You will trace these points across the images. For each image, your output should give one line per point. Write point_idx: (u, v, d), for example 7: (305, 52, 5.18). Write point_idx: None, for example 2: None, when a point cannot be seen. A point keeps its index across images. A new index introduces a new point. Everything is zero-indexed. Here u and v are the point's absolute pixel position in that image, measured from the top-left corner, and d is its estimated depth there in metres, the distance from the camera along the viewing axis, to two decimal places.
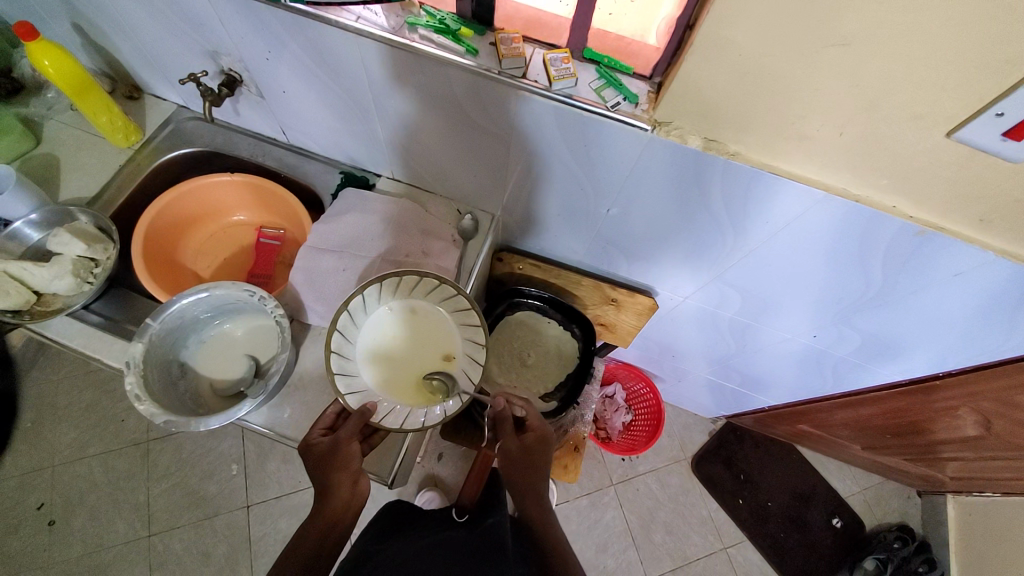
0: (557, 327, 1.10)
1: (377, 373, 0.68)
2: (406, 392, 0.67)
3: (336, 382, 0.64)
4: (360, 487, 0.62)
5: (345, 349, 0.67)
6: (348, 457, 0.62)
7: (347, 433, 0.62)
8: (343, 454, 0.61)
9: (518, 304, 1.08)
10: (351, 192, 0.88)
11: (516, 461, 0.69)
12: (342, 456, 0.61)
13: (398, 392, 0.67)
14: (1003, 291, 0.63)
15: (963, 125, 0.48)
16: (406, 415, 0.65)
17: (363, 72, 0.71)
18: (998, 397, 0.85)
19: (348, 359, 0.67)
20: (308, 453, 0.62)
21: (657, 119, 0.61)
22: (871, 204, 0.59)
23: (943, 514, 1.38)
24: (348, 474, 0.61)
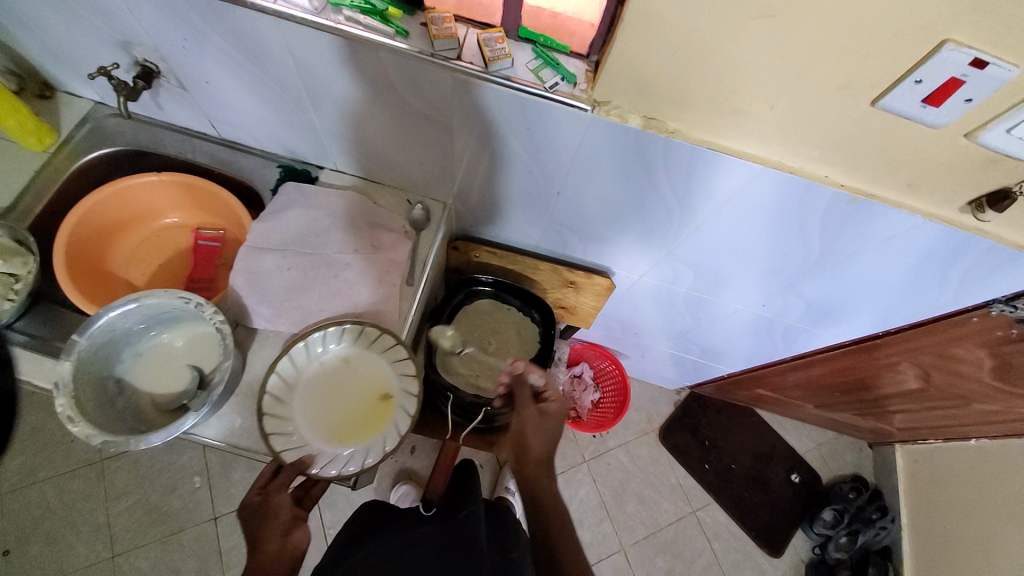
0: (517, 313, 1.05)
1: (317, 426, 0.68)
2: (350, 438, 0.68)
3: (273, 442, 0.65)
4: (293, 540, 0.58)
5: (280, 409, 0.68)
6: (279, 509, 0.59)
7: (277, 485, 0.61)
8: (273, 507, 0.59)
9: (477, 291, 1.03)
10: (291, 186, 0.83)
11: (533, 428, 0.75)
12: (271, 509, 0.59)
13: (341, 441, 0.67)
14: (932, 251, 0.66)
15: (886, 93, 0.49)
16: (348, 461, 0.66)
17: (291, 59, 0.67)
18: (935, 351, 0.91)
19: (285, 418, 0.67)
20: (240, 517, 0.59)
21: (596, 99, 0.60)
22: (805, 174, 0.61)
23: (892, 462, 1.47)
24: (278, 526, 0.58)
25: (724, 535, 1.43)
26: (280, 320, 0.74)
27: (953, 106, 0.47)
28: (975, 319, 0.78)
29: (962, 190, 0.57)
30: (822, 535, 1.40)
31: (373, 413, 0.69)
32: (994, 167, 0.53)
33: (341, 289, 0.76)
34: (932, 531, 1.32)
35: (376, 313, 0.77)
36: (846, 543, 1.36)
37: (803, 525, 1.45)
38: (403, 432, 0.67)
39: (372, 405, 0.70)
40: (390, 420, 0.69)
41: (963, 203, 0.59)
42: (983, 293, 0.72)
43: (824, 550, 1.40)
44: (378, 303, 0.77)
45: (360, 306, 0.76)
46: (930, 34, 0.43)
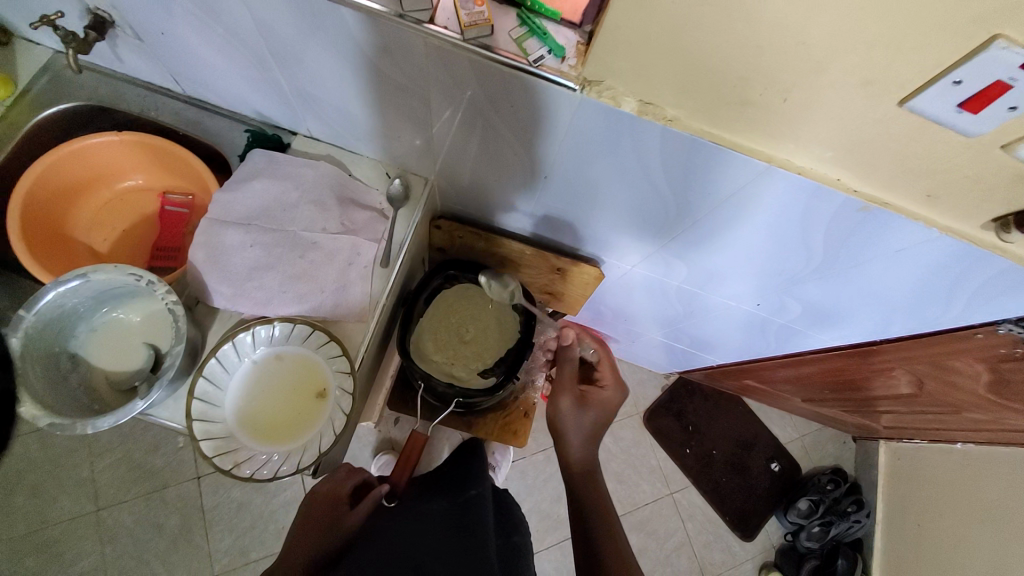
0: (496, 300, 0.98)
1: (248, 428, 0.66)
2: (282, 438, 0.66)
3: (203, 448, 0.63)
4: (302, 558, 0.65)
5: (210, 414, 0.65)
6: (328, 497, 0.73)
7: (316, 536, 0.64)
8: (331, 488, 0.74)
9: (456, 276, 0.97)
10: (259, 152, 0.76)
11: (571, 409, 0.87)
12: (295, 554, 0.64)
13: (274, 442, 0.66)
14: (946, 266, 0.61)
15: (916, 93, 0.42)
16: (282, 462, 0.65)
17: (249, 14, 0.60)
18: (933, 360, 0.87)
19: (213, 422, 0.65)
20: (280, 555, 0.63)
21: (586, 78, 0.53)
22: (814, 177, 0.54)
23: (873, 457, 1.47)
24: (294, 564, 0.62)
25: (699, 517, 1.44)
26: (240, 302, 0.69)
27: (994, 114, 0.41)
28: (979, 335, 0.74)
29: (988, 205, 0.51)
30: (796, 523, 1.41)
31: (306, 412, 0.68)
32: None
33: (308, 270, 0.71)
34: (906, 527, 1.33)
35: (344, 299, 0.72)
36: (818, 533, 1.38)
37: (777, 512, 1.46)
38: (337, 431, 0.68)
39: (306, 403, 0.68)
40: (324, 419, 0.68)
41: (987, 219, 0.53)
42: (992, 311, 0.67)
43: (797, 538, 1.41)
44: (348, 288, 0.73)
45: (328, 291, 0.72)
46: (979, 28, 0.36)
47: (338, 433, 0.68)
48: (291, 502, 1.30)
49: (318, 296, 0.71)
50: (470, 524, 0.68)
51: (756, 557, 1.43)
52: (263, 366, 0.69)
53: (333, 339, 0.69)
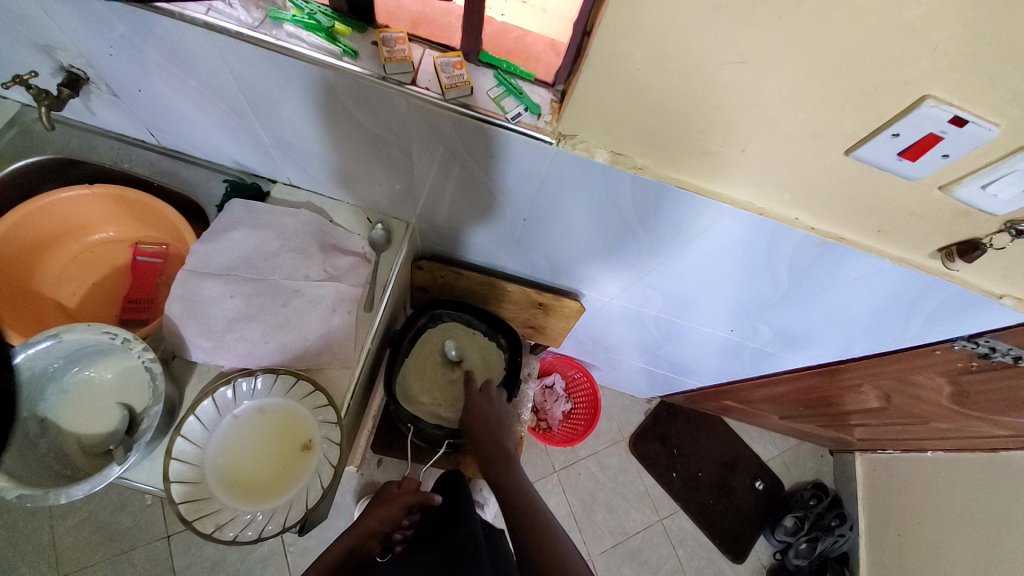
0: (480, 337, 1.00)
1: (230, 489, 0.64)
2: (267, 497, 0.64)
3: (181, 511, 0.60)
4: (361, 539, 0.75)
5: (189, 474, 0.63)
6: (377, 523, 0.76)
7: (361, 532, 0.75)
8: (383, 513, 0.77)
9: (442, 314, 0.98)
10: (237, 202, 0.76)
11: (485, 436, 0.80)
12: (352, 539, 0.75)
13: (259, 501, 0.64)
14: (899, 292, 0.65)
15: (861, 144, 0.46)
16: (267, 521, 0.63)
17: (231, 73, 0.61)
18: (897, 376, 0.92)
19: (194, 483, 0.63)
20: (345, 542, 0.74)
21: (561, 132, 0.56)
22: (774, 217, 0.59)
23: (851, 470, 1.52)
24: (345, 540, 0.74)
25: (689, 542, 1.44)
26: (220, 355, 0.68)
27: (930, 161, 0.45)
28: (938, 352, 0.79)
29: (932, 238, 0.56)
30: (783, 541, 1.43)
31: (292, 467, 0.67)
32: (963, 219, 0.52)
33: (290, 320, 0.71)
34: (888, 537, 1.36)
35: (329, 346, 0.72)
36: (806, 549, 1.39)
37: (764, 531, 1.48)
38: (325, 484, 0.66)
39: (290, 457, 0.67)
40: (310, 472, 0.66)
41: (933, 250, 0.58)
42: (944, 330, 0.72)
43: (784, 556, 1.43)
44: (331, 335, 0.72)
45: (312, 339, 0.71)
46: (910, 89, 0.41)
47: (325, 485, 0.66)
48: (270, 557, 1.24)
49: (301, 345, 0.70)
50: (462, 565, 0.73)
51: None
52: (244, 421, 0.67)
53: (317, 388, 0.68)
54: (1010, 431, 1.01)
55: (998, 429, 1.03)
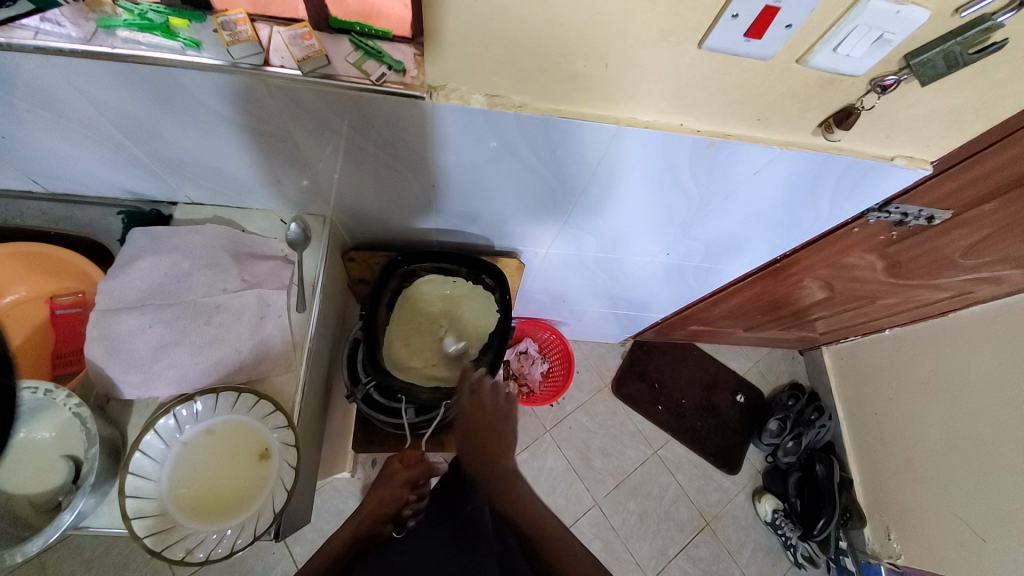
0: (462, 284, 0.93)
1: (194, 512, 0.64)
2: (235, 511, 0.65)
3: (148, 545, 0.60)
4: (363, 516, 0.77)
5: (148, 508, 0.62)
6: (379, 506, 0.78)
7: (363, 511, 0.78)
8: (382, 495, 0.79)
9: (412, 271, 0.91)
10: (138, 231, 0.74)
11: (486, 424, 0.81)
12: (357, 516, 0.77)
13: (226, 517, 0.64)
14: (801, 176, 0.67)
15: (708, 33, 0.47)
16: (238, 535, 0.63)
17: (85, 98, 0.58)
18: (832, 262, 0.96)
19: (156, 517, 0.62)
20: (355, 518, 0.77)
21: (430, 84, 0.55)
22: (660, 127, 0.59)
23: (821, 364, 1.59)
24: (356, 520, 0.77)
25: (686, 466, 1.49)
26: (153, 386, 0.66)
27: (776, 34, 0.46)
28: (856, 229, 0.82)
29: (811, 114, 0.58)
30: (771, 443, 1.49)
31: (253, 478, 0.67)
32: (831, 88, 0.54)
33: (218, 337, 0.69)
34: (865, 417, 1.43)
35: (266, 352, 0.71)
36: (792, 447, 1.45)
37: (753, 439, 1.54)
38: (288, 486, 0.65)
39: (249, 469, 0.67)
40: (273, 478, 0.66)
41: (814, 126, 0.60)
42: (855, 206, 0.75)
43: (775, 457, 1.49)
44: (266, 342, 0.71)
45: (246, 350, 0.70)
46: None
47: (289, 487, 0.66)
48: None
49: (236, 358, 0.69)
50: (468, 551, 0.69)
51: (746, 486, 1.50)
52: (195, 445, 0.67)
53: (262, 397, 0.67)
54: (948, 291, 1.07)
55: (939, 292, 1.08)
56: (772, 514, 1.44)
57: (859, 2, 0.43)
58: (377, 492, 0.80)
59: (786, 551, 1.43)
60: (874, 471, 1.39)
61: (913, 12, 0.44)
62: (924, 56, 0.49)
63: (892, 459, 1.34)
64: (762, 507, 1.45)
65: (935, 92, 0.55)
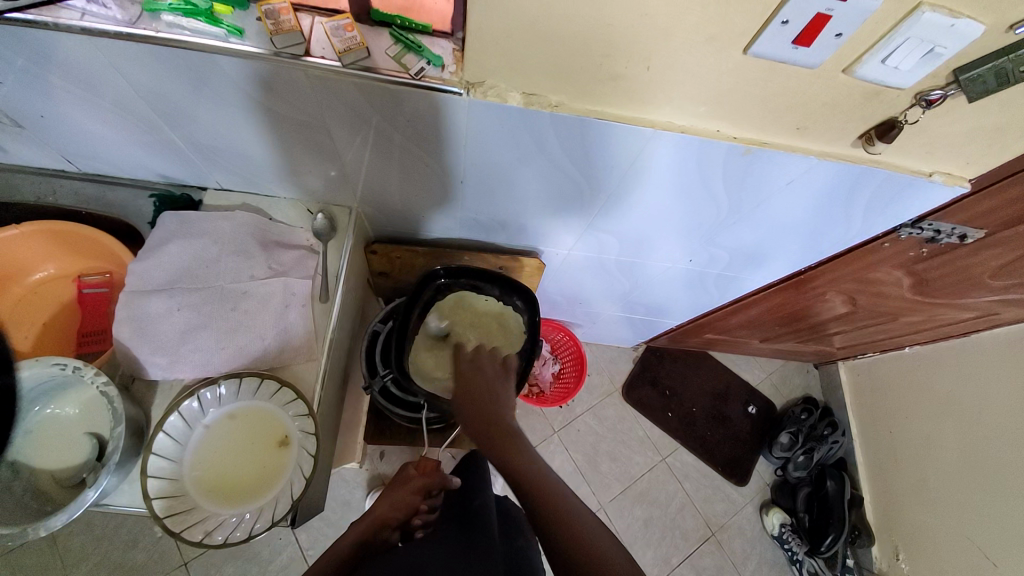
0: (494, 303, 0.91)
1: (213, 495, 0.64)
2: (252, 496, 0.65)
3: (168, 525, 0.60)
4: (371, 517, 0.72)
5: (170, 489, 0.62)
6: (391, 510, 0.75)
7: (374, 511, 0.73)
8: (396, 498, 0.76)
9: (447, 285, 0.91)
10: (168, 214, 0.75)
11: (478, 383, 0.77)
12: (365, 517, 0.72)
13: (244, 501, 0.65)
14: (836, 188, 0.66)
15: (756, 38, 0.46)
16: (255, 520, 0.63)
17: (128, 81, 0.59)
18: (857, 276, 0.94)
19: (178, 498, 0.63)
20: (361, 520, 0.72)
21: (468, 81, 0.55)
22: (697, 133, 0.59)
23: (836, 379, 1.57)
24: (364, 520, 0.72)
25: (694, 474, 1.48)
26: (178, 368, 0.67)
27: (824, 43, 0.45)
28: (886, 244, 0.81)
29: (852, 125, 0.57)
30: (782, 457, 1.47)
31: (271, 464, 0.67)
32: (875, 100, 0.53)
33: (242, 323, 0.70)
34: (879, 435, 1.41)
35: (288, 340, 0.71)
36: (803, 461, 1.44)
37: (763, 451, 1.52)
38: (307, 474, 0.66)
39: (268, 456, 0.67)
40: (291, 466, 0.67)
41: (854, 137, 0.59)
42: (887, 221, 0.73)
43: (786, 471, 1.47)
44: (289, 330, 0.72)
45: (269, 338, 0.71)
46: None
47: (307, 475, 0.66)
48: None
49: (259, 345, 0.70)
50: (473, 535, 0.66)
51: (754, 499, 1.48)
52: (217, 428, 0.67)
53: (284, 385, 0.67)
54: (974, 311, 1.05)
55: (963, 312, 1.06)
56: (780, 529, 1.42)
57: (913, 14, 0.42)
58: (390, 498, 0.76)
59: (792, 565, 1.42)
60: (887, 490, 1.37)
61: (967, 26, 0.43)
62: (975, 72, 0.48)
63: (906, 479, 1.31)
64: (770, 520, 1.44)
65: (980, 109, 0.54)
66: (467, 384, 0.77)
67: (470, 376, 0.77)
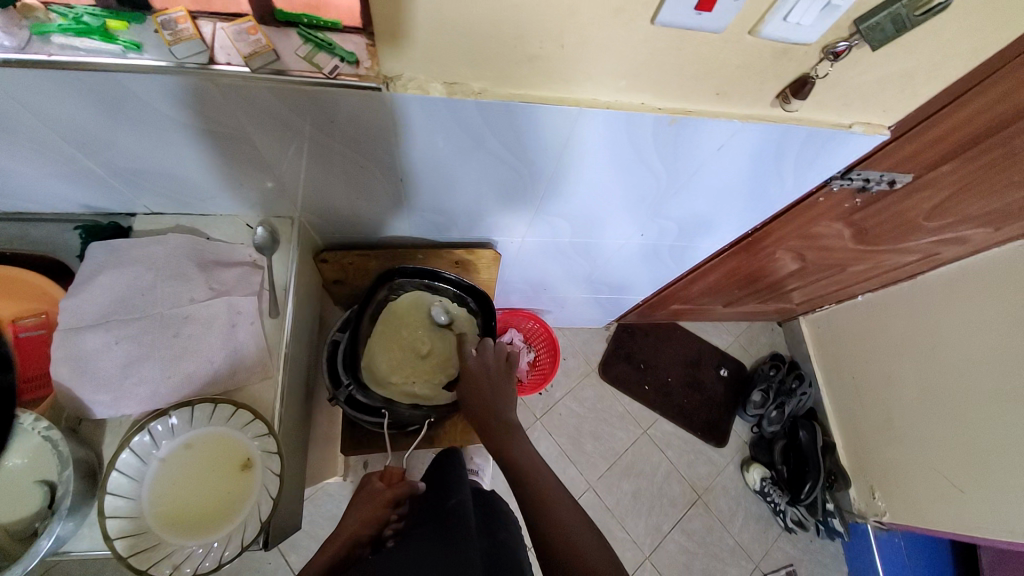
0: (449, 304, 0.92)
1: (177, 528, 0.62)
2: (219, 524, 0.64)
3: (133, 564, 0.58)
4: (338, 543, 0.64)
5: (130, 527, 0.60)
6: (359, 528, 0.66)
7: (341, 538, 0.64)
8: (365, 518, 0.67)
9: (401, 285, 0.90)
10: (97, 246, 0.71)
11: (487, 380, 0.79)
12: (329, 541, 0.64)
13: (212, 530, 0.63)
14: (766, 147, 0.68)
15: (660, 8, 0.47)
16: (224, 547, 0.62)
17: (29, 111, 0.56)
18: (802, 232, 0.98)
19: (141, 535, 0.61)
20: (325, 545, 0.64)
21: (386, 75, 0.54)
22: (622, 107, 0.59)
23: (799, 333, 1.62)
24: (333, 545, 0.64)
25: (676, 442, 1.52)
26: (124, 404, 0.65)
27: (726, 6, 0.46)
28: (822, 198, 0.84)
29: (769, 85, 0.58)
30: (756, 414, 1.53)
31: (236, 488, 0.65)
32: (785, 57, 0.54)
33: (188, 350, 0.68)
34: (843, 382, 1.47)
35: (240, 361, 0.70)
36: (776, 416, 1.50)
37: (738, 411, 1.57)
38: (274, 493, 0.65)
39: (231, 480, 0.66)
40: (257, 487, 0.66)
41: (772, 97, 0.60)
42: (819, 175, 0.76)
43: (761, 427, 1.53)
44: (239, 351, 0.70)
45: (218, 360, 0.69)
46: None
47: (274, 494, 0.65)
48: None
49: (209, 369, 0.68)
50: (451, 540, 0.68)
51: (735, 458, 1.53)
52: (174, 460, 0.65)
53: (239, 406, 0.66)
54: (916, 253, 1.10)
55: (906, 255, 1.11)
56: (761, 483, 1.47)
57: None
58: (355, 515, 0.67)
59: (776, 516, 1.47)
60: (856, 434, 1.43)
61: None
62: (872, 20, 0.50)
63: (872, 420, 1.37)
64: (751, 476, 1.49)
65: (885, 57, 0.56)
66: (478, 378, 0.79)
67: (479, 374, 0.80)
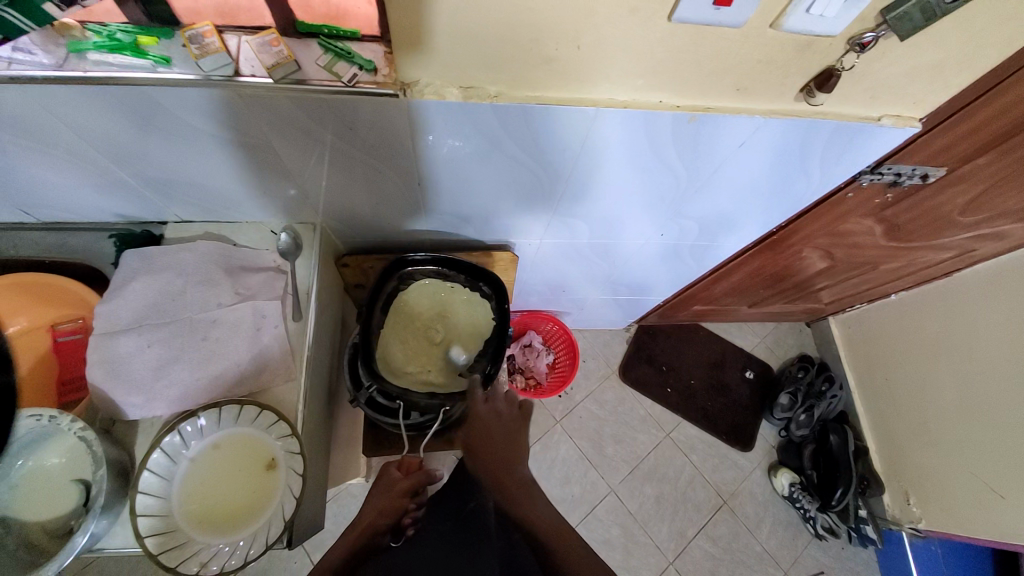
0: (463, 291, 0.92)
1: (206, 526, 0.64)
2: (246, 522, 0.65)
3: (163, 561, 0.60)
4: (360, 529, 0.75)
5: (161, 525, 0.62)
6: (378, 515, 0.77)
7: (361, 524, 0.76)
8: (384, 505, 0.77)
9: (411, 274, 0.90)
10: (130, 253, 0.74)
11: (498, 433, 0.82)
12: (353, 525, 0.76)
13: (239, 528, 0.65)
14: (790, 143, 0.66)
15: (676, 5, 0.46)
16: (250, 546, 0.63)
17: (67, 125, 0.58)
18: (830, 230, 0.95)
19: (171, 533, 0.62)
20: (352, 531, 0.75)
21: (403, 81, 0.55)
22: (639, 105, 0.59)
23: (828, 333, 1.57)
24: (356, 531, 0.75)
25: (699, 446, 1.49)
26: (156, 405, 0.67)
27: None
28: (851, 194, 0.81)
29: (791, 79, 0.57)
30: (783, 418, 1.47)
31: (262, 487, 0.67)
32: (809, 50, 0.53)
33: (216, 353, 0.70)
34: (876, 383, 1.41)
35: (265, 363, 0.72)
36: (804, 419, 1.44)
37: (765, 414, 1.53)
38: (297, 493, 0.66)
39: (257, 480, 0.67)
40: (281, 487, 0.67)
41: (795, 92, 0.59)
42: (847, 170, 0.73)
43: (789, 431, 1.48)
44: (264, 354, 0.72)
45: (244, 363, 0.71)
46: None
47: (297, 494, 0.66)
48: None
49: (235, 371, 0.70)
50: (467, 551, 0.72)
51: (761, 462, 1.49)
52: (203, 459, 0.67)
53: (264, 408, 0.67)
54: (951, 250, 1.06)
55: (941, 252, 1.07)
56: (789, 488, 1.43)
57: None
58: (375, 505, 0.78)
59: (805, 524, 1.42)
60: (890, 438, 1.37)
61: None
62: (900, 9, 0.48)
63: (908, 423, 1.32)
64: (779, 481, 1.44)
65: (915, 47, 0.54)
66: (490, 433, 0.82)
67: (491, 426, 0.83)
